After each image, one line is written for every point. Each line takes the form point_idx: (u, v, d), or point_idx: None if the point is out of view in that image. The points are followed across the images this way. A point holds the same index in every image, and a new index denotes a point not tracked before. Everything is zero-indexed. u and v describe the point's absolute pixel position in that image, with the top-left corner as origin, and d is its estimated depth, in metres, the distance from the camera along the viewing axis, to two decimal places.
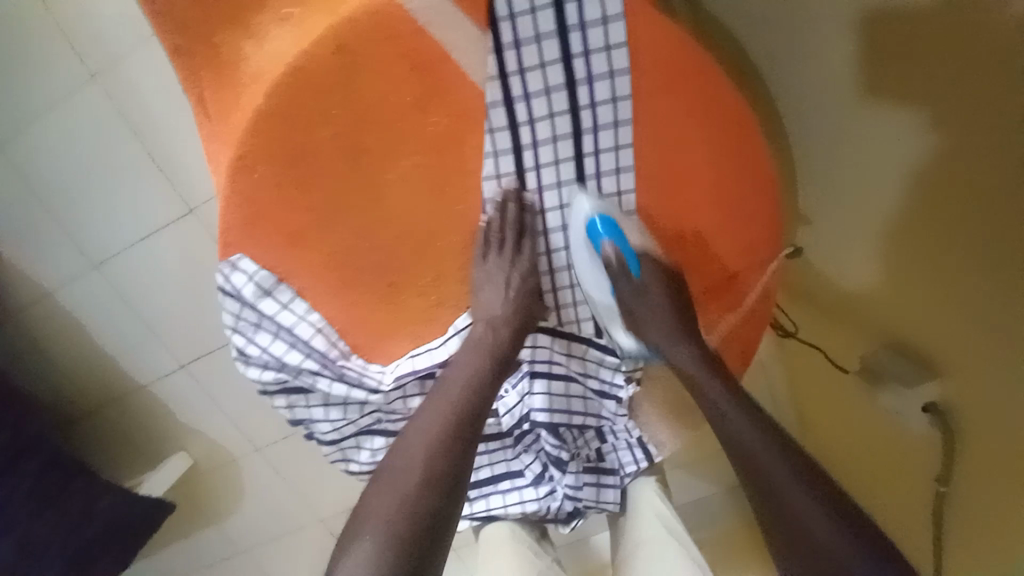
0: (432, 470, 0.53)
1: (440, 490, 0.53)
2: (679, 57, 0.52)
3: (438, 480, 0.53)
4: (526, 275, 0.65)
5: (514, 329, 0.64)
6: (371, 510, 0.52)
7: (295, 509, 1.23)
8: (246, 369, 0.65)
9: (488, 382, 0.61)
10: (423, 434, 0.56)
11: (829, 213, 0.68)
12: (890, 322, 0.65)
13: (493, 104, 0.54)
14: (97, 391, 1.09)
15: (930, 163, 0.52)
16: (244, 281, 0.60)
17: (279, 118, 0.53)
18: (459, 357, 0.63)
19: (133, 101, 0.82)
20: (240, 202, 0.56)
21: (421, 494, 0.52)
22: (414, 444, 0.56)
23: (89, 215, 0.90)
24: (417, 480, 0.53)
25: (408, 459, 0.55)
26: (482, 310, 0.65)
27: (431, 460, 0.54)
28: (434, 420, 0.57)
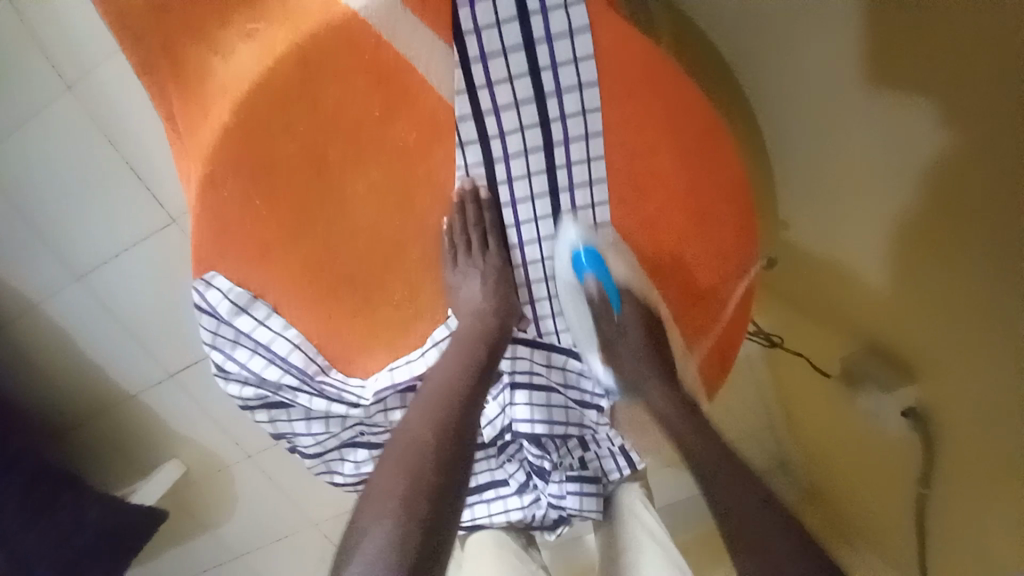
0: (440, 445, 0.55)
1: (446, 466, 0.54)
2: (651, 65, 0.51)
3: (445, 456, 0.55)
4: (501, 281, 0.65)
5: (502, 318, 0.65)
6: (385, 491, 0.52)
7: (288, 513, 1.24)
8: (226, 385, 0.65)
9: (483, 367, 0.62)
10: (426, 415, 0.58)
11: (809, 213, 0.67)
12: (868, 326, 0.65)
13: (462, 118, 0.54)
14: (85, 402, 1.08)
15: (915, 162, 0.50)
16: (219, 298, 0.60)
17: (240, 135, 0.51)
18: (450, 350, 0.64)
19: (107, 113, 0.81)
20: (210, 220, 0.55)
21: (436, 474, 0.53)
22: (417, 424, 0.57)
23: (67, 228, 0.89)
24: (428, 454, 0.54)
25: (414, 437, 0.56)
26: (465, 305, 0.65)
27: (442, 440, 0.55)
28: (435, 402, 0.59)
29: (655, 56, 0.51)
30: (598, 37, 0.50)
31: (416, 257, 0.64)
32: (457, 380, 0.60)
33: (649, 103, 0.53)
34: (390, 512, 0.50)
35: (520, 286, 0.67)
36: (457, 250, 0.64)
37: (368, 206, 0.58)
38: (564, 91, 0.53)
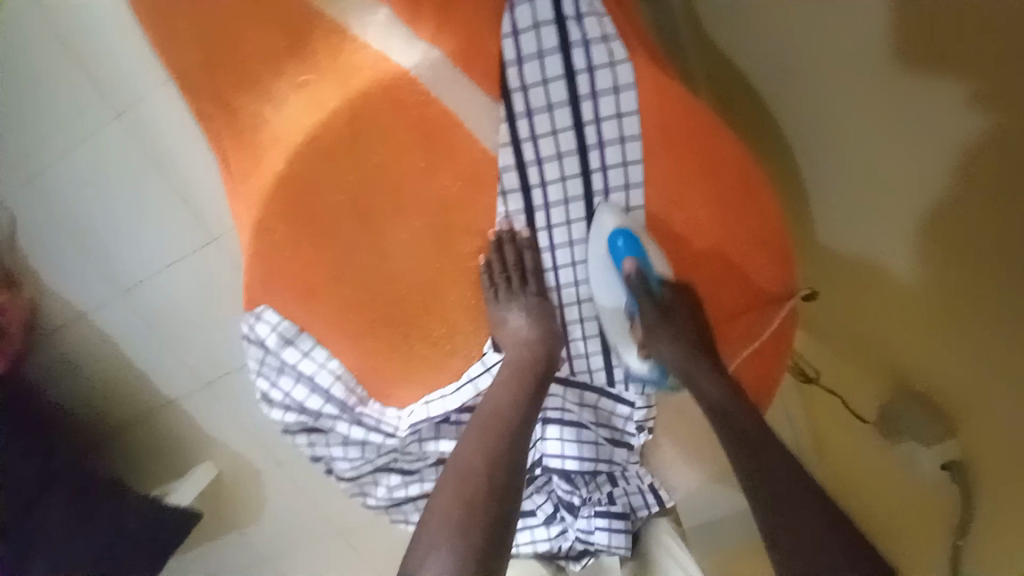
0: (490, 475, 0.56)
1: (497, 494, 0.55)
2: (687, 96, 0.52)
3: (495, 486, 0.55)
4: (540, 312, 0.64)
5: (548, 344, 0.64)
6: (441, 518, 0.54)
7: (315, 519, 1.27)
8: (269, 410, 0.68)
9: (528, 397, 0.61)
10: (473, 444, 0.59)
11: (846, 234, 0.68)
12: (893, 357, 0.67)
13: (505, 169, 0.55)
14: (129, 407, 1.14)
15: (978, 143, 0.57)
16: (267, 331, 0.63)
17: (299, 180, 0.55)
18: (495, 383, 0.63)
19: (159, 135, 0.85)
20: (262, 259, 0.59)
21: (489, 501, 0.54)
22: (466, 452, 0.58)
23: (120, 246, 0.94)
24: (479, 484, 0.55)
25: (464, 466, 0.57)
26: (510, 337, 0.64)
27: (493, 470, 0.56)
28: (481, 431, 0.59)
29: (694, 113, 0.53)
30: (643, 94, 0.52)
31: (456, 301, 0.65)
32: (507, 410, 0.60)
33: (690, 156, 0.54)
34: (448, 537, 0.52)
35: (557, 326, 0.66)
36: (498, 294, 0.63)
37: (406, 250, 0.59)
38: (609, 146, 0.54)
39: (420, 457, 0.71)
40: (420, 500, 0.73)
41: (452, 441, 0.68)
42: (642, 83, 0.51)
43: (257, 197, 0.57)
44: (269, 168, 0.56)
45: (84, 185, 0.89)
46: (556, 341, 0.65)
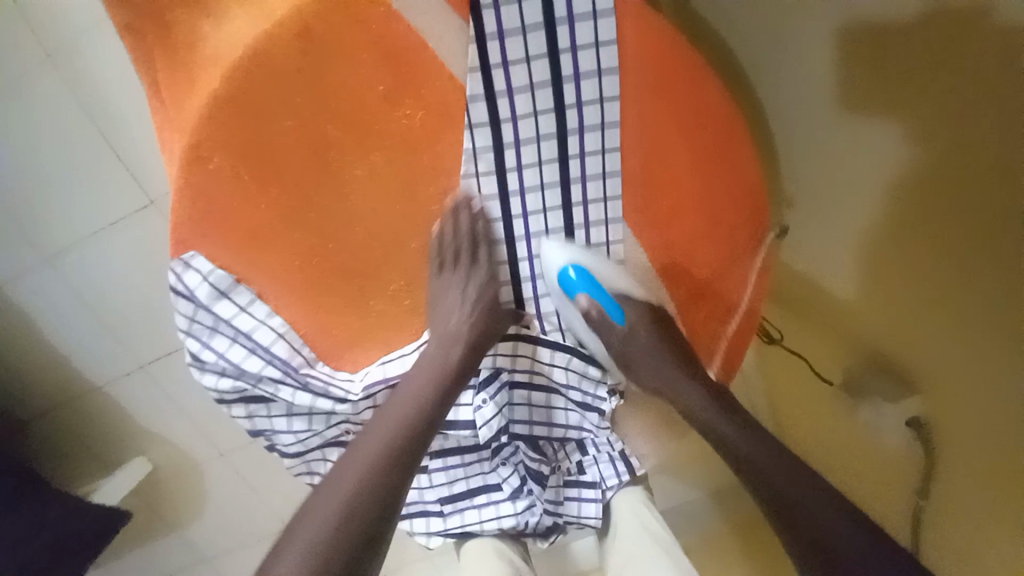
0: (388, 457, 0.51)
1: (396, 466, 0.51)
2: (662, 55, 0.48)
3: (391, 466, 0.51)
4: (483, 287, 0.62)
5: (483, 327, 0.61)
6: (317, 512, 0.48)
7: (262, 517, 1.17)
8: (199, 375, 0.59)
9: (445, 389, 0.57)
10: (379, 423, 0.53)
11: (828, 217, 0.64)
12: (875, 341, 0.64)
13: (474, 98, 0.49)
14: (49, 394, 1.01)
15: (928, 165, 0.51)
16: (198, 281, 0.55)
17: (234, 105, 0.47)
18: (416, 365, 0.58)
19: (90, 85, 0.75)
20: (190, 197, 0.50)
21: (380, 484, 0.50)
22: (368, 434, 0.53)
23: (36, 206, 0.83)
24: (374, 464, 0.50)
25: (362, 446, 0.52)
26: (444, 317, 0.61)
27: (391, 449, 0.52)
28: (390, 413, 0.54)
29: (684, 55, 0.48)
30: (625, 38, 0.48)
31: (418, 247, 0.61)
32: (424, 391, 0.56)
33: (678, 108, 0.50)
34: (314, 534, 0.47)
35: (506, 302, 0.63)
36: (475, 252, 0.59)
37: (364, 189, 0.56)
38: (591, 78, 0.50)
39: None
40: None
41: None
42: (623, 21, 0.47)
43: (189, 122, 0.49)
44: (205, 90, 0.49)
45: None
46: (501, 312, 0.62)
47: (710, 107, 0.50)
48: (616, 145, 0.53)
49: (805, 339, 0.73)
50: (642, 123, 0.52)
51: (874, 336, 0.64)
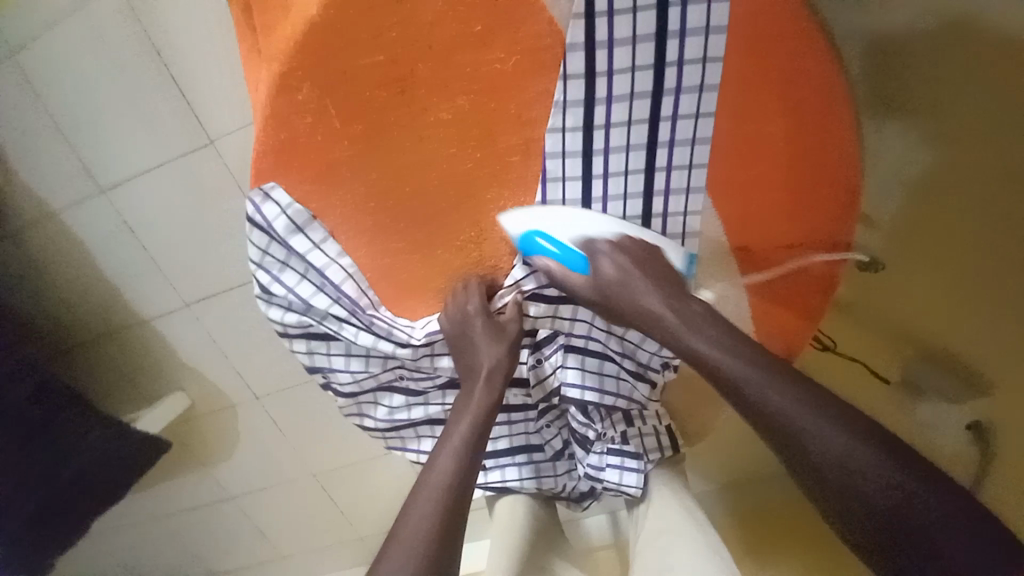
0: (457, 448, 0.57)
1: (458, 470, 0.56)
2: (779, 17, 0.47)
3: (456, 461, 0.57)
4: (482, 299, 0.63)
5: (486, 319, 0.61)
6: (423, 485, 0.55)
7: (290, 462, 1.20)
8: (267, 308, 0.62)
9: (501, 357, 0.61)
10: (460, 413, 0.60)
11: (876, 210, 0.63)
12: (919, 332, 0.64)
13: (573, 47, 0.48)
14: (98, 322, 1.04)
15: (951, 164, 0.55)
16: (276, 213, 0.56)
17: (334, 35, 0.48)
18: (455, 340, 0.62)
19: (161, 15, 0.74)
20: (279, 124, 0.52)
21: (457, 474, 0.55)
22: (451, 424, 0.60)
23: (102, 135, 0.84)
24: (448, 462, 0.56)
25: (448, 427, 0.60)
26: (451, 315, 0.63)
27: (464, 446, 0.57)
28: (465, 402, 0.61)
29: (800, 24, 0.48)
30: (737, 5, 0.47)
31: (491, 200, 0.58)
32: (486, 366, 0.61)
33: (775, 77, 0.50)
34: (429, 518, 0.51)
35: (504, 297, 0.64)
36: (545, 209, 0.57)
37: (445, 132, 0.54)
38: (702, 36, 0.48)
39: (429, 375, 0.66)
40: (421, 426, 0.69)
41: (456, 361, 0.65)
42: None
43: (279, 49, 0.49)
44: (299, 14, 0.49)
45: (66, 59, 0.79)
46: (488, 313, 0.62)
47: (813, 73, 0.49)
48: (712, 110, 0.51)
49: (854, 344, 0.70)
50: (742, 94, 0.50)
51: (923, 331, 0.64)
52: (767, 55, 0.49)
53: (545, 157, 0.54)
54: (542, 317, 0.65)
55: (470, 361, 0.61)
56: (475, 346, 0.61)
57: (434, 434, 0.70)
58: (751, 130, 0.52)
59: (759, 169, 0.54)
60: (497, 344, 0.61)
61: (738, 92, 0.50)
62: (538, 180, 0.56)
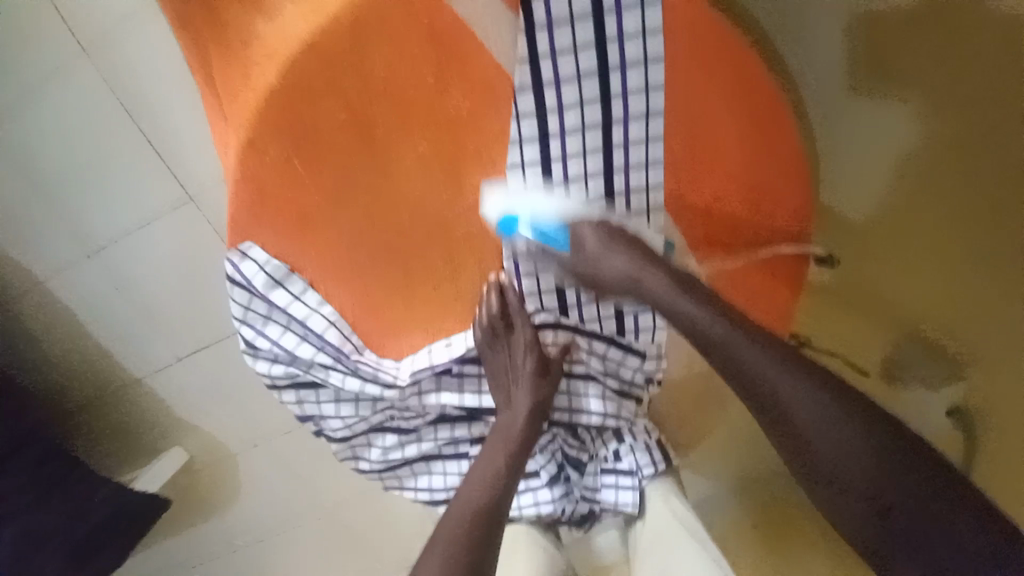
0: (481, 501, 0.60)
1: (482, 523, 0.59)
2: (715, 38, 0.51)
3: (480, 515, 0.59)
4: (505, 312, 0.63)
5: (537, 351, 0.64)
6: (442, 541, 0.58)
7: (294, 506, 1.19)
8: (254, 362, 0.63)
9: (539, 378, 0.64)
10: (488, 460, 0.62)
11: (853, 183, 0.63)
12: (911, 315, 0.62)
13: (521, 89, 0.50)
14: (91, 385, 1.04)
15: (918, 148, 0.59)
16: (255, 270, 0.58)
17: (293, 95, 0.50)
18: (491, 364, 0.65)
19: (135, 85, 0.77)
20: (249, 186, 0.54)
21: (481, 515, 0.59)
22: (478, 470, 0.62)
23: (80, 204, 0.85)
24: (469, 516, 0.59)
25: (478, 467, 0.62)
26: (490, 338, 0.64)
27: (491, 496, 0.60)
28: (496, 444, 0.63)
29: (728, 39, 0.52)
30: (672, 33, 0.50)
31: (463, 236, 0.61)
32: (528, 394, 0.64)
33: (724, 86, 0.53)
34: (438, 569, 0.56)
35: (516, 302, 0.63)
36: (513, 241, 0.59)
37: (411, 178, 0.56)
38: (644, 66, 0.50)
39: (419, 413, 0.67)
40: (416, 463, 0.70)
41: (455, 389, 0.66)
42: (670, 24, 0.49)
43: (244, 115, 0.52)
44: (259, 82, 0.51)
45: (40, 134, 0.81)
46: (512, 326, 0.64)
47: (756, 79, 0.54)
48: (661, 134, 0.54)
49: (848, 332, 0.67)
50: (688, 111, 0.53)
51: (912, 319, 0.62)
52: (711, 73, 0.52)
53: (508, 193, 0.56)
54: (518, 319, 0.63)
55: (509, 396, 0.65)
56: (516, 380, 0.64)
57: (430, 469, 0.70)
58: (702, 143, 0.55)
59: (714, 175, 0.57)
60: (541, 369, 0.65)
61: (686, 111, 0.53)
62: (504, 216, 0.58)
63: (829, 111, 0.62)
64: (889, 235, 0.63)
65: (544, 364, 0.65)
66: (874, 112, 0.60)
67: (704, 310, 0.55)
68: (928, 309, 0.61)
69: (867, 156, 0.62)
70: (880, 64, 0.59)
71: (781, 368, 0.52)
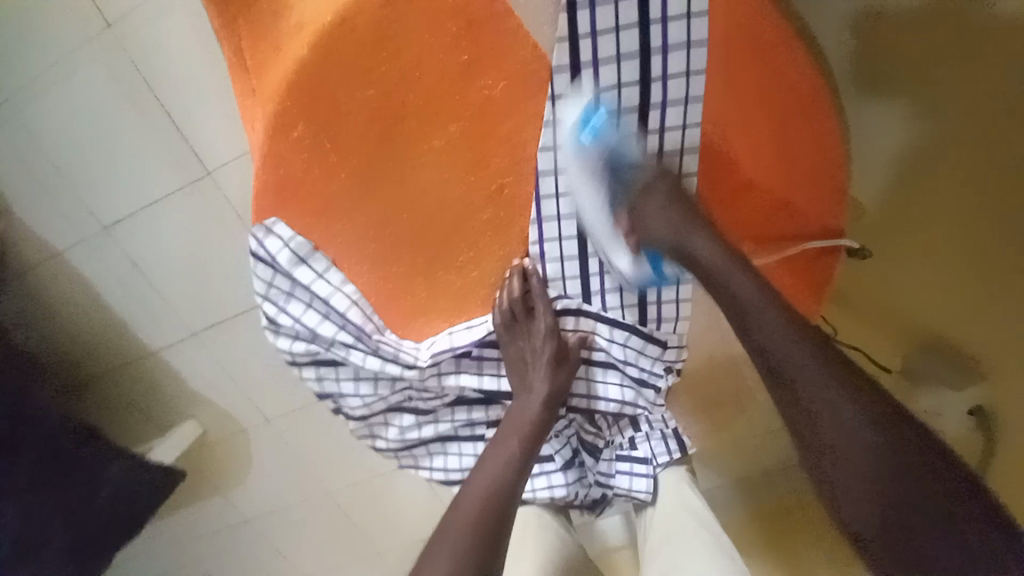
0: (501, 486, 0.60)
1: (498, 509, 0.58)
2: (757, 26, 0.48)
3: (496, 501, 0.58)
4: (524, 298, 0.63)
5: (556, 338, 0.63)
6: (459, 525, 0.57)
7: (303, 481, 1.21)
8: (276, 339, 0.63)
9: (556, 365, 0.63)
10: (502, 448, 0.62)
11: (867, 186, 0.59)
12: (931, 320, 0.61)
13: (559, 69, 0.50)
14: (108, 356, 1.05)
15: (933, 150, 0.54)
16: (278, 247, 0.58)
17: (326, 69, 0.50)
18: (509, 350, 0.65)
19: (158, 55, 0.76)
20: (277, 160, 0.53)
21: (501, 497, 0.59)
22: (493, 458, 0.62)
23: (101, 175, 0.85)
24: (482, 504, 0.58)
25: (494, 455, 0.62)
26: (508, 326, 0.64)
27: (507, 482, 0.60)
28: (511, 431, 0.63)
29: (766, 24, 0.48)
30: (716, 18, 0.48)
31: (486, 221, 0.59)
32: (545, 381, 0.63)
33: (761, 76, 0.49)
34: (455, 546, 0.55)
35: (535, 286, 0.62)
36: (540, 225, 0.59)
37: (441, 159, 0.55)
38: (688, 48, 0.49)
39: (437, 395, 0.67)
40: (432, 444, 0.71)
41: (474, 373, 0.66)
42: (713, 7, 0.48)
43: (276, 88, 0.51)
44: (291, 56, 0.50)
45: (63, 102, 0.80)
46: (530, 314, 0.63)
47: (792, 70, 0.49)
48: (698, 121, 0.52)
49: (868, 331, 0.67)
50: (725, 102, 0.51)
51: (934, 323, 0.61)
52: (751, 61, 0.49)
53: (537, 176, 0.56)
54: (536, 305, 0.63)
55: (525, 381, 0.64)
56: (534, 367, 0.63)
57: (445, 450, 0.71)
58: (738, 134, 0.53)
59: (751, 167, 0.55)
60: (560, 356, 0.64)
61: (724, 100, 0.51)
62: (533, 200, 0.57)
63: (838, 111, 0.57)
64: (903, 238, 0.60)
65: (562, 352, 0.64)
66: (888, 113, 0.55)
67: (752, 302, 0.52)
68: (942, 312, 0.60)
69: (879, 159, 0.58)
70: (905, 56, 0.53)
71: (805, 352, 0.50)
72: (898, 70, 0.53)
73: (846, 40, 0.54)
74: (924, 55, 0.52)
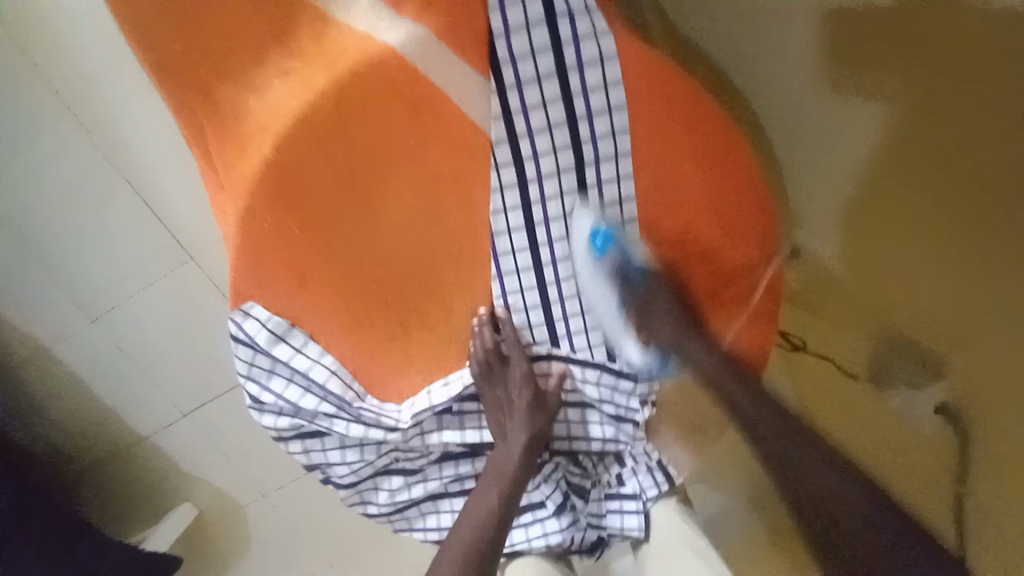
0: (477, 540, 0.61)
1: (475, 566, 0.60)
2: (668, 84, 0.57)
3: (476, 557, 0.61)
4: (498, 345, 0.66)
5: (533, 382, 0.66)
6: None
7: (305, 553, 1.19)
8: (261, 416, 0.65)
9: (533, 408, 0.66)
10: (480, 502, 0.64)
11: (813, 188, 0.58)
12: (892, 322, 0.54)
13: (498, 142, 0.55)
14: (97, 449, 1.04)
15: (893, 143, 0.50)
16: (257, 328, 0.60)
17: (284, 163, 0.54)
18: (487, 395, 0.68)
19: (121, 153, 0.78)
20: (248, 248, 0.57)
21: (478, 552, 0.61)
22: (469, 513, 0.64)
23: (79, 274, 0.87)
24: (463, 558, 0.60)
25: (470, 510, 0.64)
26: (486, 374, 0.67)
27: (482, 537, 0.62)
28: (491, 481, 0.65)
29: (676, 82, 0.57)
30: (631, 85, 0.56)
31: (451, 282, 0.64)
32: (520, 426, 0.66)
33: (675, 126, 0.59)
34: None
35: (509, 331, 0.66)
36: (502, 281, 0.63)
37: (401, 232, 0.60)
38: (610, 113, 0.56)
39: (423, 453, 0.69)
40: (423, 503, 0.71)
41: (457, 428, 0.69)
42: (627, 78, 0.56)
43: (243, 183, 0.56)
44: (255, 155, 0.55)
45: None
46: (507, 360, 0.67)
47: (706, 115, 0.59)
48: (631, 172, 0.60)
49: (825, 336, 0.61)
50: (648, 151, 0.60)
51: (895, 324, 0.54)
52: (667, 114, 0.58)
53: (493, 237, 0.60)
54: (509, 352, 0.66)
55: (505, 426, 0.67)
56: (512, 412, 0.66)
57: (438, 508, 0.71)
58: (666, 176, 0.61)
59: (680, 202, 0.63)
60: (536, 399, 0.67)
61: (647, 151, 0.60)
62: (491, 259, 0.62)
63: (799, 104, 0.55)
64: (870, 236, 0.54)
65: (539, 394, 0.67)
66: (847, 105, 0.53)
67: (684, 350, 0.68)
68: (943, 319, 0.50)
69: (834, 154, 0.54)
70: (872, 47, 0.50)
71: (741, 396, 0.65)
72: (879, 52, 0.50)
73: (810, 39, 0.53)
74: (891, 48, 0.49)
